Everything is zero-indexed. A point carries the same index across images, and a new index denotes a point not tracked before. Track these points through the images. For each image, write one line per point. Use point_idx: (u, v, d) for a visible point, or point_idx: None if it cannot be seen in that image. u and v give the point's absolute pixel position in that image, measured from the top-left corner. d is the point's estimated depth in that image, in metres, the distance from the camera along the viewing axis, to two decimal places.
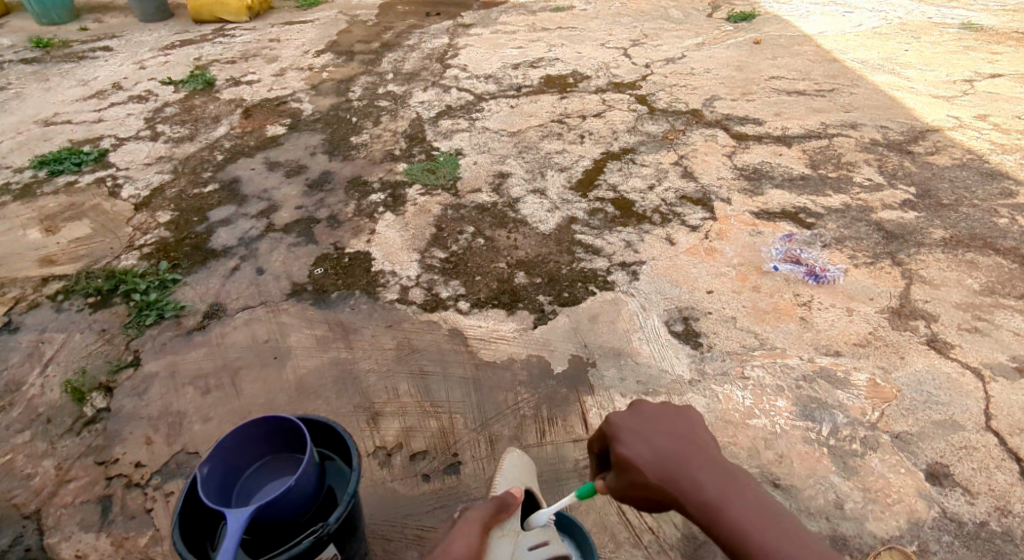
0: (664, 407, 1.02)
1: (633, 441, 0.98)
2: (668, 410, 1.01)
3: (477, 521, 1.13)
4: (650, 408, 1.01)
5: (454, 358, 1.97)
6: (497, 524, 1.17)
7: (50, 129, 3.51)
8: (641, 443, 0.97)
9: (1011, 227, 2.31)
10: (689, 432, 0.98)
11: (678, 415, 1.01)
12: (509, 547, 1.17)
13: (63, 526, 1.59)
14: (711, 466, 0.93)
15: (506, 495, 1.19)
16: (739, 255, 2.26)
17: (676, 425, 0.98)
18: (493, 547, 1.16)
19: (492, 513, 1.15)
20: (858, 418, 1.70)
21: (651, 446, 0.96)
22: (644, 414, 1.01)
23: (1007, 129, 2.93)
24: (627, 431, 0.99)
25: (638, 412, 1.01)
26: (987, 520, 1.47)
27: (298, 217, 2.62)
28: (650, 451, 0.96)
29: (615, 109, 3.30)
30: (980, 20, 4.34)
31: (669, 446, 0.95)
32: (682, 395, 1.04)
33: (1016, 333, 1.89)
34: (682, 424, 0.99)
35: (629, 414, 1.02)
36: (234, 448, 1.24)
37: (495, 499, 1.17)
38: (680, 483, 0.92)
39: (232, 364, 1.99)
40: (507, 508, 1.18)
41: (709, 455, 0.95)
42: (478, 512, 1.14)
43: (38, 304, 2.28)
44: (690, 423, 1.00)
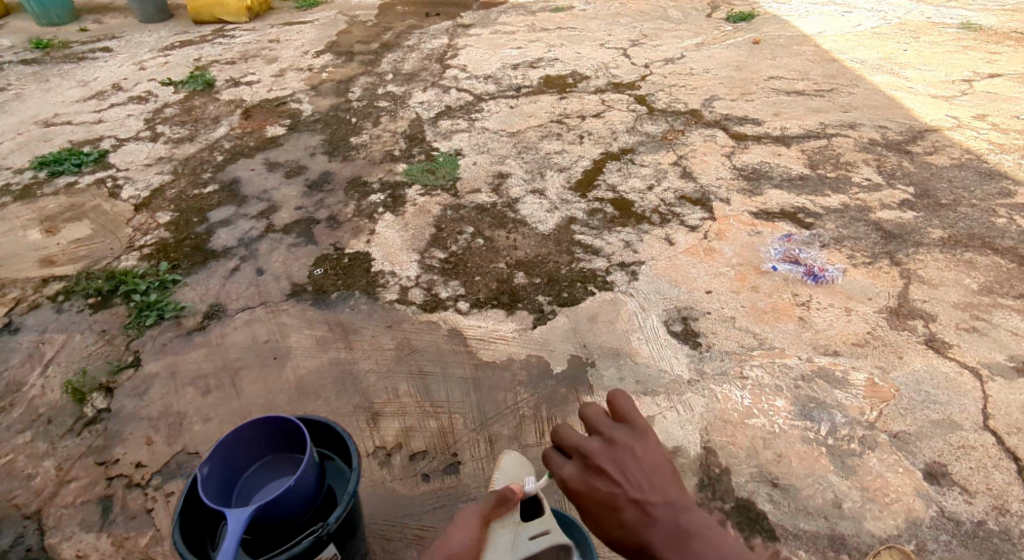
0: (619, 465, 0.97)
1: (599, 516, 0.95)
2: (624, 468, 0.96)
3: (476, 514, 1.20)
4: (604, 470, 0.97)
5: (454, 358, 1.97)
6: (498, 516, 1.24)
7: (50, 130, 3.52)
8: (605, 517, 0.95)
9: (1009, 226, 2.32)
10: (645, 493, 0.93)
11: (633, 472, 0.96)
12: (509, 538, 1.22)
13: (64, 526, 1.59)
14: (673, 527, 0.89)
15: (505, 490, 1.26)
16: (739, 255, 2.27)
17: (633, 487, 0.94)
18: (493, 538, 1.21)
19: (491, 507, 1.22)
20: (857, 417, 1.70)
21: (615, 520, 0.93)
22: (604, 481, 0.96)
23: (1006, 129, 2.94)
24: (589, 503, 0.97)
25: (593, 477, 0.98)
26: (985, 520, 1.47)
27: (298, 218, 2.63)
28: (615, 527, 0.93)
29: (614, 109, 3.30)
30: (980, 19, 4.35)
31: (631, 517, 0.92)
32: (636, 444, 0.98)
33: (1015, 332, 1.90)
34: (641, 481, 0.94)
35: (590, 482, 0.97)
36: (234, 449, 1.25)
37: (495, 494, 1.24)
38: (649, 557, 0.90)
39: (233, 365, 1.99)
40: (507, 503, 1.24)
41: (670, 514, 0.91)
42: (477, 505, 1.22)
43: (39, 304, 2.28)
44: (647, 476, 0.95)
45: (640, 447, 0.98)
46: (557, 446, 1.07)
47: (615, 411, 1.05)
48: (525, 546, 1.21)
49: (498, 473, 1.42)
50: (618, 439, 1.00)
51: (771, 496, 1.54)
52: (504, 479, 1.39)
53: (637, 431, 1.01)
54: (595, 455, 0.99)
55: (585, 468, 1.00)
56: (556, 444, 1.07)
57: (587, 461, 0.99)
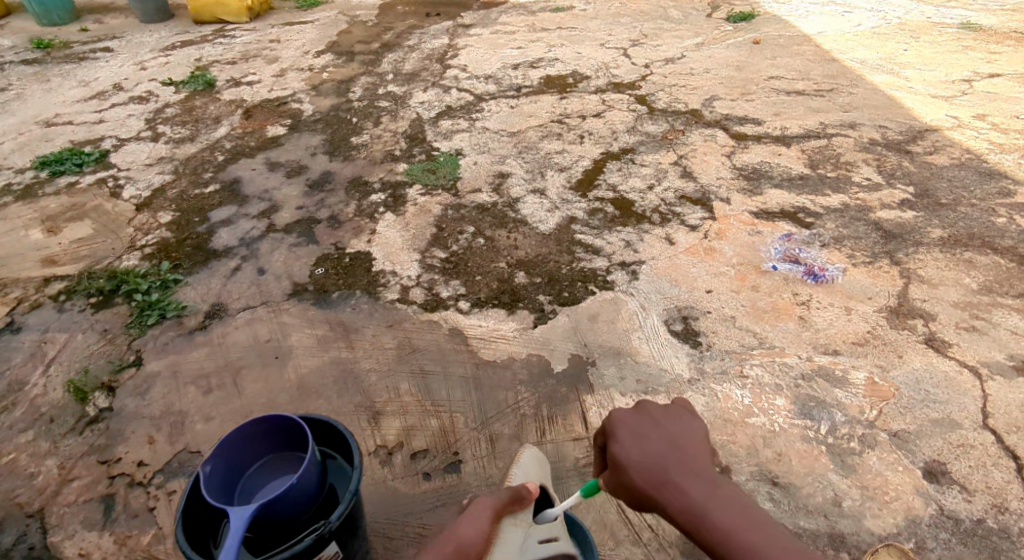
0: (665, 412, 1.04)
1: (625, 441, 1.00)
2: (670, 417, 1.03)
3: (489, 507, 1.16)
4: (651, 408, 1.03)
5: (455, 357, 1.98)
6: (510, 513, 1.19)
7: (51, 130, 3.52)
8: (635, 445, 0.99)
9: (1009, 226, 2.32)
10: (680, 436, 1.00)
11: (677, 421, 1.02)
12: (520, 537, 1.18)
13: (66, 525, 1.60)
14: (699, 473, 0.95)
15: (521, 489, 1.22)
16: (739, 255, 2.27)
17: (674, 432, 1.00)
18: (504, 534, 1.16)
19: (504, 501, 1.18)
20: (857, 416, 1.71)
21: (641, 447, 0.99)
22: (642, 415, 1.03)
23: (1005, 129, 2.94)
24: (620, 428, 1.02)
25: (636, 412, 1.03)
26: (984, 518, 1.47)
27: (299, 217, 2.63)
28: (638, 452, 0.98)
29: (614, 109, 3.31)
30: (980, 19, 4.35)
31: (661, 450, 0.98)
32: (684, 402, 1.06)
33: (1014, 332, 1.90)
34: (681, 429, 1.01)
35: (628, 412, 1.04)
36: (237, 447, 1.26)
37: (509, 490, 1.20)
38: (664, 488, 0.94)
39: (234, 364, 2.00)
40: (520, 501, 1.21)
41: (699, 462, 0.97)
42: (491, 498, 1.17)
43: (41, 304, 2.29)
44: (688, 428, 1.01)
45: (690, 408, 1.05)
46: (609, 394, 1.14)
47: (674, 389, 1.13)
48: (533, 548, 1.18)
49: (517, 468, 1.36)
50: (674, 398, 1.07)
51: (771, 494, 1.55)
52: (521, 475, 1.35)
53: (691, 402, 1.08)
54: (649, 399, 1.06)
55: (632, 404, 1.06)
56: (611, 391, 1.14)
57: (638, 400, 1.06)
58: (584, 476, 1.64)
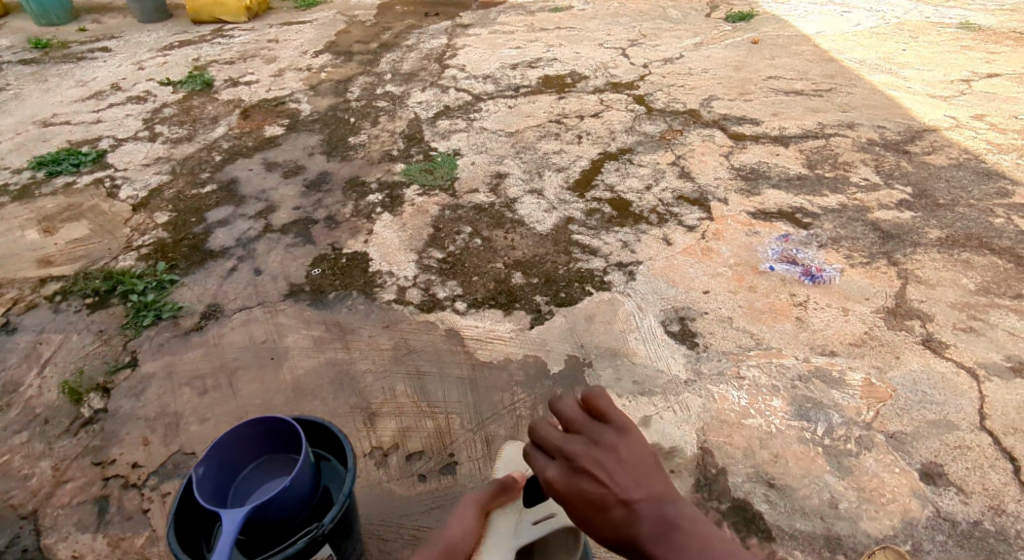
0: (610, 466, 0.87)
1: (584, 516, 0.87)
2: (612, 469, 0.87)
3: (474, 502, 1.22)
4: (591, 471, 0.87)
5: (451, 358, 1.97)
6: (500, 505, 1.25)
7: (49, 130, 3.52)
8: (592, 524, 0.86)
9: (1007, 226, 2.32)
10: (634, 494, 0.85)
11: (623, 473, 0.87)
12: (511, 525, 1.21)
13: (60, 527, 1.59)
14: (666, 530, 0.83)
15: (504, 479, 1.27)
16: (736, 255, 2.27)
17: (624, 490, 0.86)
18: (494, 527, 1.22)
19: (489, 495, 1.24)
20: (853, 418, 1.70)
21: (603, 524, 0.86)
22: (589, 483, 0.87)
23: (1004, 129, 2.94)
24: (573, 504, 0.88)
25: (581, 481, 0.87)
26: (981, 520, 1.47)
27: (295, 218, 2.63)
28: (603, 531, 0.86)
29: (612, 109, 3.30)
30: (979, 19, 4.34)
31: (622, 523, 0.84)
32: (621, 442, 0.89)
33: (1012, 332, 1.90)
34: (630, 482, 0.86)
35: (573, 482, 0.88)
36: (230, 449, 1.25)
37: (492, 481, 1.26)
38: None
39: (230, 365, 1.99)
40: (507, 490, 1.26)
41: (661, 514, 0.84)
42: (476, 494, 1.24)
43: (37, 304, 2.28)
44: (637, 476, 0.87)
45: (629, 446, 0.89)
46: (533, 441, 0.95)
47: (590, 406, 0.94)
48: (526, 532, 1.18)
49: (500, 463, 1.42)
50: (602, 436, 0.90)
51: (767, 496, 1.54)
52: (506, 467, 1.41)
53: (621, 427, 0.91)
54: (581, 455, 0.89)
55: (567, 468, 0.89)
56: (533, 440, 0.94)
57: (571, 461, 0.89)
58: None
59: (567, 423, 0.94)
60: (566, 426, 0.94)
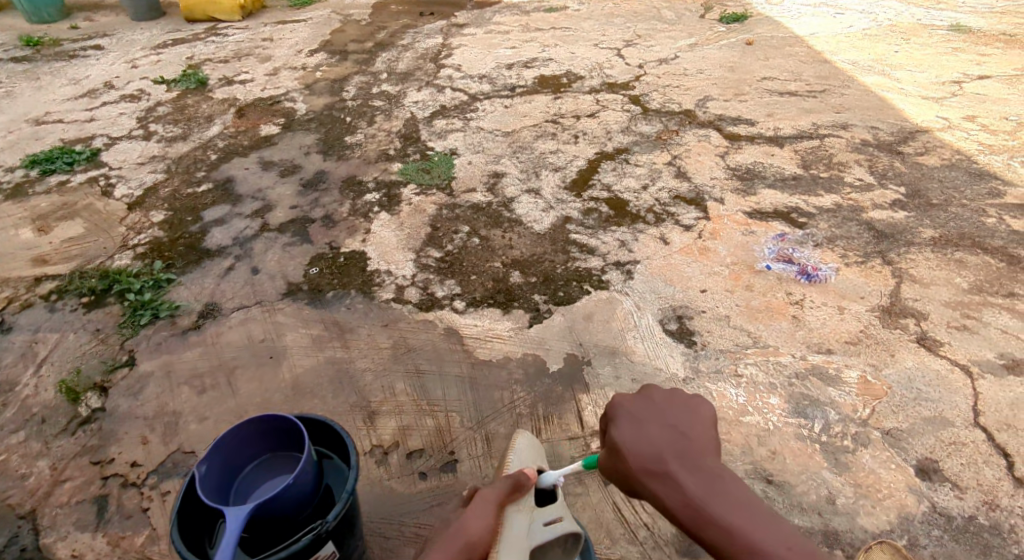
0: (672, 398, 1.03)
1: (628, 427, 1.00)
2: (674, 404, 1.01)
3: (492, 499, 1.15)
4: (656, 395, 1.03)
5: (451, 357, 1.97)
6: (511, 502, 1.19)
7: (41, 129, 3.48)
8: (635, 434, 0.99)
9: (999, 226, 2.35)
10: (685, 426, 0.98)
11: (681, 409, 1.01)
12: (525, 524, 1.17)
13: (59, 526, 1.59)
14: (700, 464, 0.93)
15: (520, 476, 1.22)
16: (733, 255, 2.28)
17: (679, 422, 0.98)
18: (510, 523, 1.15)
19: (506, 492, 1.18)
20: (850, 415, 1.72)
21: (645, 435, 0.98)
22: (652, 403, 1.02)
23: (995, 129, 2.98)
24: (624, 415, 1.02)
25: (643, 399, 1.03)
26: (975, 515, 1.49)
27: (292, 217, 2.62)
28: (640, 440, 0.98)
29: (609, 109, 3.32)
30: (969, 22, 4.39)
31: (663, 438, 0.96)
32: (698, 390, 1.06)
33: (1004, 331, 1.93)
34: (684, 417, 0.99)
35: (635, 398, 1.04)
36: (234, 447, 1.25)
37: (510, 478, 1.21)
38: (662, 477, 0.93)
39: (228, 364, 1.99)
40: (521, 488, 1.21)
41: (702, 452, 0.95)
42: (493, 490, 1.17)
43: (32, 304, 2.27)
44: (694, 417, 1.00)
45: (699, 397, 1.04)
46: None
47: None
48: (540, 532, 1.17)
49: (512, 455, 1.37)
50: (679, 387, 1.07)
51: (766, 492, 1.56)
52: (518, 461, 1.36)
53: (701, 392, 1.07)
54: (654, 386, 1.05)
55: (636, 392, 1.06)
56: None
57: (642, 388, 1.05)
58: (581, 475, 1.63)
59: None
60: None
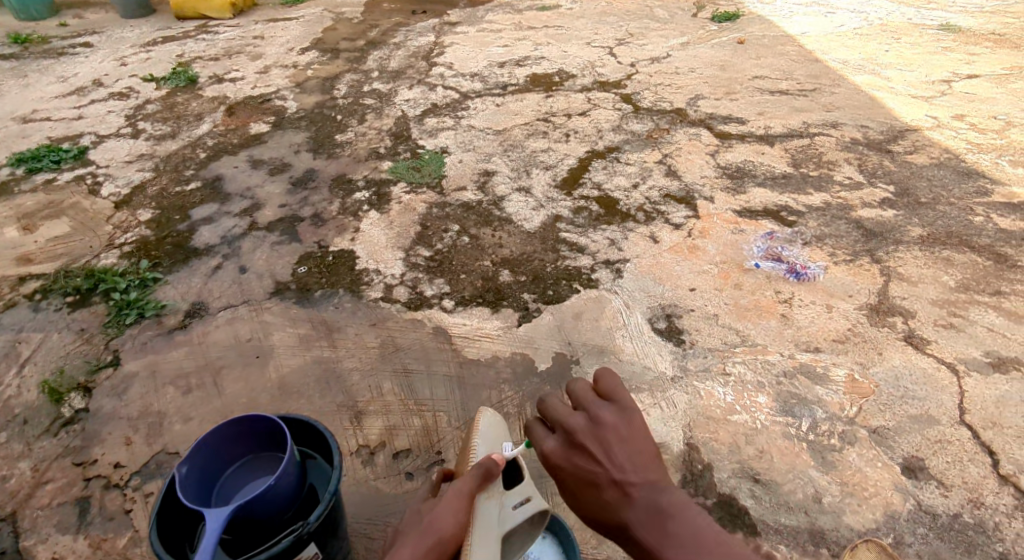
0: (599, 440, 0.95)
1: (577, 491, 0.95)
2: (608, 447, 0.94)
3: (465, 493, 1.09)
4: (584, 447, 0.95)
5: (439, 356, 1.96)
6: (482, 490, 1.13)
7: (28, 127, 3.45)
8: (581, 495, 0.94)
9: (985, 225, 2.36)
10: (624, 471, 0.91)
11: (614, 450, 0.94)
12: (495, 510, 1.12)
13: (39, 529, 1.57)
14: (649, 508, 0.87)
15: (489, 463, 1.14)
16: (722, 253, 2.28)
17: (614, 467, 0.92)
18: (480, 513, 1.11)
19: (477, 482, 1.11)
20: (837, 413, 1.72)
21: (593, 497, 0.93)
22: (586, 455, 0.95)
23: (983, 128, 2.99)
24: (567, 477, 0.96)
25: (574, 453, 0.96)
26: (961, 512, 1.49)
27: (281, 216, 2.60)
28: (593, 504, 0.93)
29: (600, 108, 3.31)
30: (959, 21, 4.41)
31: (608, 496, 0.91)
32: (620, 411, 0.98)
33: (990, 329, 1.93)
34: (621, 460, 0.93)
35: (568, 453, 0.97)
36: (216, 448, 1.24)
37: (479, 467, 1.13)
38: (626, 538, 0.89)
39: (214, 364, 1.97)
40: (491, 476, 1.14)
41: (646, 495, 0.89)
42: (463, 483, 1.10)
43: (16, 303, 2.24)
44: (626, 456, 0.93)
45: (624, 424, 0.96)
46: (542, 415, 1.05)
47: (600, 389, 1.02)
48: (510, 518, 1.12)
49: (478, 439, 1.27)
50: (600, 418, 0.97)
51: (752, 491, 1.56)
52: (485, 446, 1.25)
53: (621, 409, 0.98)
54: (577, 432, 0.97)
55: (567, 444, 0.98)
56: (544, 416, 1.05)
57: (570, 437, 0.97)
58: None
59: (578, 403, 1.02)
60: (574, 405, 1.03)
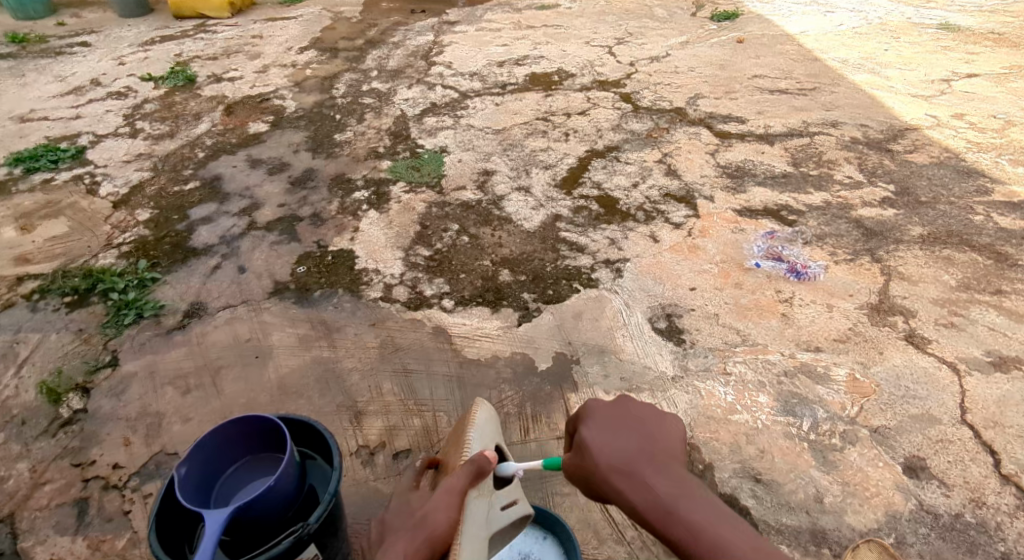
0: (646, 405, 0.99)
1: (602, 428, 0.95)
2: (652, 411, 0.97)
3: (454, 492, 1.04)
4: (632, 402, 0.99)
5: (439, 356, 1.96)
6: (473, 487, 1.07)
7: (26, 126, 3.44)
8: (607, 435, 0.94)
9: (985, 224, 2.36)
10: (659, 432, 0.94)
11: (656, 413, 0.97)
12: (483, 510, 1.09)
13: (37, 530, 1.56)
14: (673, 469, 0.89)
15: (483, 461, 1.06)
16: (722, 252, 2.28)
17: (653, 426, 0.95)
18: (471, 512, 1.05)
19: (469, 480, 1.06)
20: (838, 413, 1.72)
21: (617, 436, 0.93)
22: (628, 407, 0.98)
23: (983, 128, 2.98)
24: (597, 416, 0.97)
25: (617, 403, 0.99)
26: (962, 512, 1.49)
27: (280, 216, 2.59)
28: (613, 442, 0.92)
29: (599, 107, 3.31)
30: (958, 20, 4.41)
31: (637, 441, 0.92)
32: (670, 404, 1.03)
33: (991, 328, 1.93)
34: (660, 424, 0.95)
35: (611, 401, 1.00)
36: (215, 449, 1.23)
37: (472, 465, 1.06)
38: (632, 479, 0.87)
39: (213, 364, 1.96)
40: (483, 474, 1.07)
41: (673, 460, 0.90)
42: (452, 481, 1.05)
43: (14, 303, 2.23)
44: (665, 424, 0.96)
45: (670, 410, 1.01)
46: None
47: None
48: (497, 517, 1.13)
49: (473, 433, 1.20)
50: (653, 399, 1.02)
51: (754, 491, 1.55)
52: (479, 440, 1.19)
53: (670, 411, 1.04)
54: (629, 395, 1.02)
55: (612, 398, 1.01)
56: None
57: (620, 395, 1.01)
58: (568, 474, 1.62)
59: None
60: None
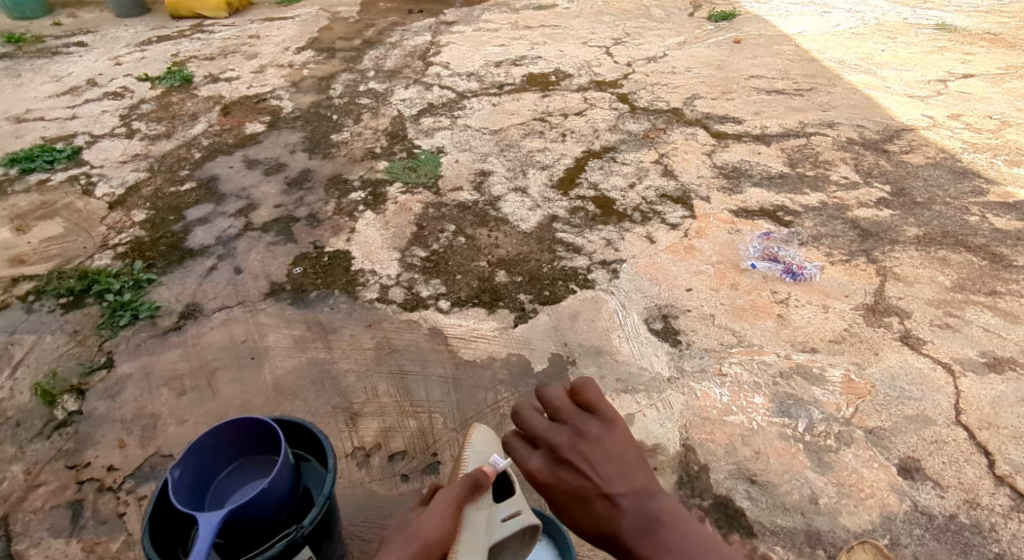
0: (585, 454, 0.88)
1: (568, 507, 0.87)
2: (595, 461, 0.87)
3: (451, 500, 1.10)
4: (572, 463, 0.88)
5: (435, 357, 1.96)
6: (471, 499, 1.13)
7: (21, 127, 3.43)
8: (573, 512, 0.86)
9: (981, 225, 2.36)
10: (614, 483, 0.84)
11: (603, 463, 0.87)
12: (482, 520, 1.12)
13: (32, 532, 1.56)
14: (644, 521, 0.81)
15: (479, 473, 1.15)
16: (718, 253, 2.28)
17: (604, 480, 0.85)
18: (468, 522, 1.10)
19: (465, 491, 1.12)
20: (834, 414, 1.72)
21: (583, 513, 0.85)
22: (573, 469, 0.87)
23: (979, 128, 2.99)
24: (555, 494, 0.88)
25: (561, 469, 0.88)
26: (956, 513, 1.49)
27: (276, 216, 2.59)
28: (585, 522, 0.85)
29: (596, 107, 3.31)
30: (954, 20, 4.42)
31: (601, 512, 0.84)
32: (606, 419, 0.91)
33: (986, 329, 1.94)
34: (611, 474, 0.86)
35: (552, 468, 0.89)
36: (209, 452, 1.23)
37: (468, 477, 1.14)
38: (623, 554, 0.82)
39: (209, 365, 1.96)
40: (480, 486, 1.14)
41: (640, 505, 0.82)
42: (450, 490, 1.11)
43: (9, 304, 2.23)
44: (616, 469, 0.86)
45: (610, 436, 0.90)
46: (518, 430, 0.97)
47: (581, 399, 0.95)
48: (498, 531, 1.10)
49: (468, 451, 1.28)
50: (587, 431, 0.90)
51: (749, 492, 1.55)
52: (476, 458, 1.26)
53: (607, 422, 0.91)
54: (562, 446, 0.90)
55: (552, 459, 0.90)
56: (520, 431, 0.96)
57: (556, 453, 0.90)
58: None
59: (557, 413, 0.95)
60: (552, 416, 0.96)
